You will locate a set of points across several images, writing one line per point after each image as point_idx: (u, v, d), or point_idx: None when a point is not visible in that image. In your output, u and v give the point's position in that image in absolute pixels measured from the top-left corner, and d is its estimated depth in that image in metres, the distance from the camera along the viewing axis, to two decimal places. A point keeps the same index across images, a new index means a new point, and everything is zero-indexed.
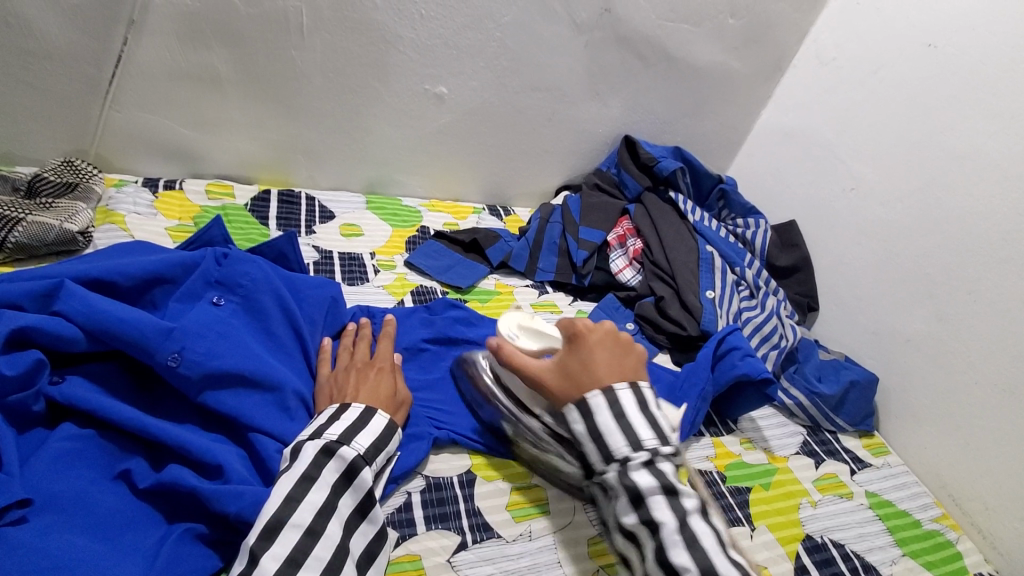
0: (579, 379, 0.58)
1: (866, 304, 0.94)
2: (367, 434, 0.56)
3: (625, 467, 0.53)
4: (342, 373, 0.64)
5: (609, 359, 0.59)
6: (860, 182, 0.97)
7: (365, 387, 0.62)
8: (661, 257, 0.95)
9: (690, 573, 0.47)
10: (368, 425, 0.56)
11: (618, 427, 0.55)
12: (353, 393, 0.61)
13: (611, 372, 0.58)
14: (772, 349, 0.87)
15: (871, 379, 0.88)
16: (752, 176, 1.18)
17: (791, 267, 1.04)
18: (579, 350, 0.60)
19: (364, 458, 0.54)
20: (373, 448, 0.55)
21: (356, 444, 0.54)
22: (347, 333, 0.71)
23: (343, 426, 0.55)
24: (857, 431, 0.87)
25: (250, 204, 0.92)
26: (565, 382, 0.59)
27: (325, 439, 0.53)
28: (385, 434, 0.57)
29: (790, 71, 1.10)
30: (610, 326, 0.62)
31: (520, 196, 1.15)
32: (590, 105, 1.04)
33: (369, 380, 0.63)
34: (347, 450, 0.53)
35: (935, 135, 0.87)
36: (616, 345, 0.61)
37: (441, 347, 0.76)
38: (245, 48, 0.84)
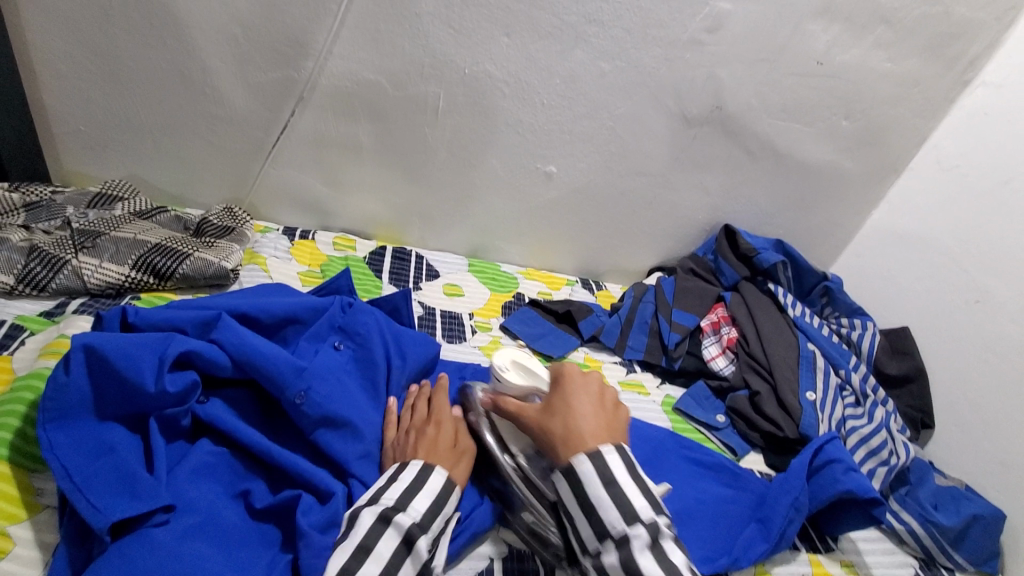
0: (568, 434, 0.58)
1: (994, 432, 0.84)
2: (423, 498, 0.55)
3: (622, 550, 0.51)
4: (403, 432, 0.64)
5: (595, 410, 0.61)
6: (987, 295, 0.89)
7: (422, 446, 0.62)
8: (758, 350, 0.92)
9: None
10: (424, 487, 0.56)
11: (611, 500, 0.54)
12: (410, 452, 0.61)
13: (592, 417, 0.60)
14: (880, 465, 0.80)
15: (997, 516, 0.77)
16: (860, 276, 1.13)
17: (902, 377, 0.96)
18: (564, 400, 0.61)
19: (421, 523, 0.54)
20: (429, 512, 0.55)
21: (411, 510, 0.54)
22: (408, 393, 0.70)
23: (400, 490, 0.56)
24: (978, 573, 0.75)
25: (368, 257, 1.01)
26: (550, 429, 0.60)
27: (381, 507, 0.53)
28: (441, 495, 0.57)
29: (906, 174, 1.07)
30: (599, 378, 0.65)
31: (614, 272, 1.18)
32: (692, 193, 1.07)
33: (426, 438, 0.63)
34: (402, 517, 0.52)
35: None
36: (601, 397, 0.63)
37: None
38: (386, 124, 0.96)
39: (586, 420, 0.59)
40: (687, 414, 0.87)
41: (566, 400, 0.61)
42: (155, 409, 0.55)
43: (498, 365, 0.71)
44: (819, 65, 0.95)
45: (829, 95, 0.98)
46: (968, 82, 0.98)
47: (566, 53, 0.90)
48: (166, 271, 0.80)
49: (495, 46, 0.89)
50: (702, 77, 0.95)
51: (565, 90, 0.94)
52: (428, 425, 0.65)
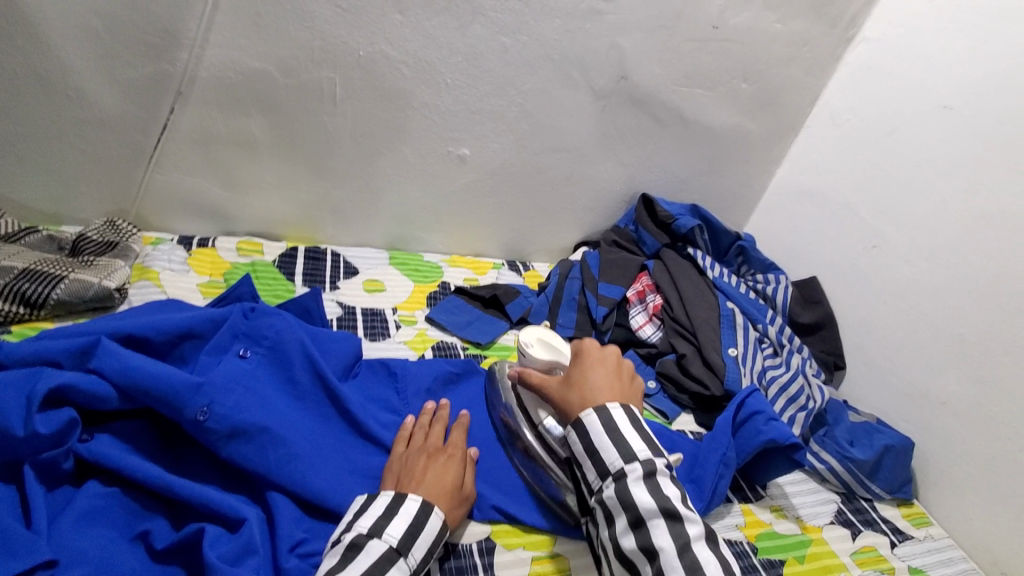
0: (583, 394, 0.64)
1: (896, 365, 0.90)
2: (399, 520, 0.53)
3: (638, 530, 0.53)
4: (412, 454, 0.62)
5: (609, 380, 0.65)
6: (881, 239, 0.96)
7: (428, 472, 0.59)
8: (681, 313, 0.95)
9: None
10: (400, 510, 0.54)
11: (613, 444, 0.58)
12: (414, 476, 0.58)
13: (608, 388, 0.64)
14: (800, 410, 0.84)
15: (906, 444, 0.82)
16: (770, 232, 1.18)
17: (814, 324, 1.02)
18: (581, 368, 0.66)
19: (398, 548, 0.51)
20: (408, 536, 0.52)
21: (386, 535, 0.51)
22: (425, 411, 0.68)
23: (373, 517, 0.53)
24: (894, 499, 0.81)
25: (278, 260, 0.95)
26: (567, 391, 0.65)
27: (354, 533, 0.51)
28: (419, 515, 0.54)
29: (803, 131, 1.12)
30: (617, 352, 0.69)
31: (539, 251, 1.17)
32: (607, 165, 1.08)
33: (435, 465, 0.60)
34: (376, 543, 0.50)
35: (970, 196, 0.84)
36: (617, 368, 0.67)
37: (447, 387, 0.76)
38: (281, 115, 0.89)
39: (601, 387, 0.64)
40: None
41: (583, 372, 0.65)
42: (28, 455, 0.49)
43: (524, 343, 0.74)
44: (714, 29, 0.97)
45: (726, 59, 1.00)
46: (851, 39, 1.03)
47: (465, 29, 0.87)
48: (38, 299, 0.71)
49: (389, 24, 0.85)
50: (604, 48, 0.94)
51: (468, 68, 0.91)
52: (441, 452, 0.62)
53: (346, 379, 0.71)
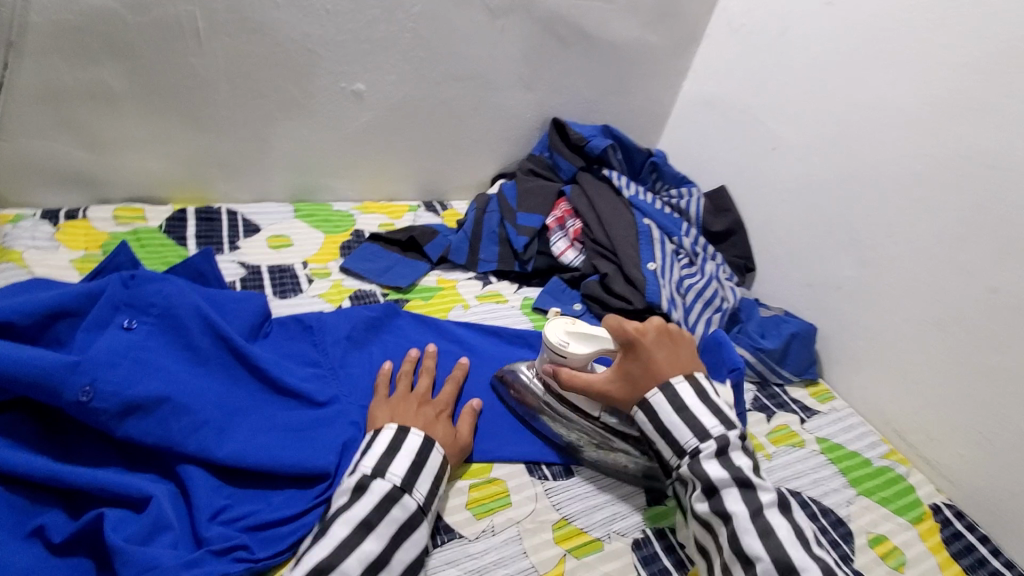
0: (643, 380, 0.60)
1: (798, 260, 0.96)
2: (402, 459, 0.54)
3: (693, 457, 0.56)
4: (403, 400, 0.62)
5: (666, 357, 0.61)
6: (780, 141, 0.99)
7: (420, 416, 0.60)
8: (601, 235, 0.95)
9: (763, 561, 0.49)
10: (402, 448, 0.55)
11: (682, 418, 0.57)
12: (410, 417, 0.60)
13: (670, 367, 0.60)
14: (715, 312, 0.89)
15: (809, 329, 0.87)
16: (680, 147, 1.20)
17: (726, 232, 1.05)
18: (635, 353, 0.61)
19: (401, 486, 0.52)
20: (412, 472, 0.54)
21: (390, 474, 0.52)
22: (410, 359, 0.69)
23: (376, 456, 0.54)
24: (802, 381, 0.88)
25: (164, 225, 0.86)
26: (625, 383, 0.61)
27: (359, 474, 0.52)
28: (422, 451, 0.56)
29: (705, 41, 1.12)
30: (661, 323, 0.63)
31: (456, 188, 1.12)
32: (514, 90, 1.04)
33: (426, 412, 0.61)
34: (381, 483, 0.51)
35: (854, 89, 0.88)
36: (668, 340, 0.62)
37: (367, 333, 0.73)
38: (139, 60, 0.78)
39: (667, 369, 0.60)
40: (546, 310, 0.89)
41: (641, 360, 0.61)
42: None
43: (557, 341, 0.66)
44: None
45: None
46: None
47: None
48: None
49: None
50: None
51: None
52: (432, 403, 0.63)
53: (255, 341, 0.67)
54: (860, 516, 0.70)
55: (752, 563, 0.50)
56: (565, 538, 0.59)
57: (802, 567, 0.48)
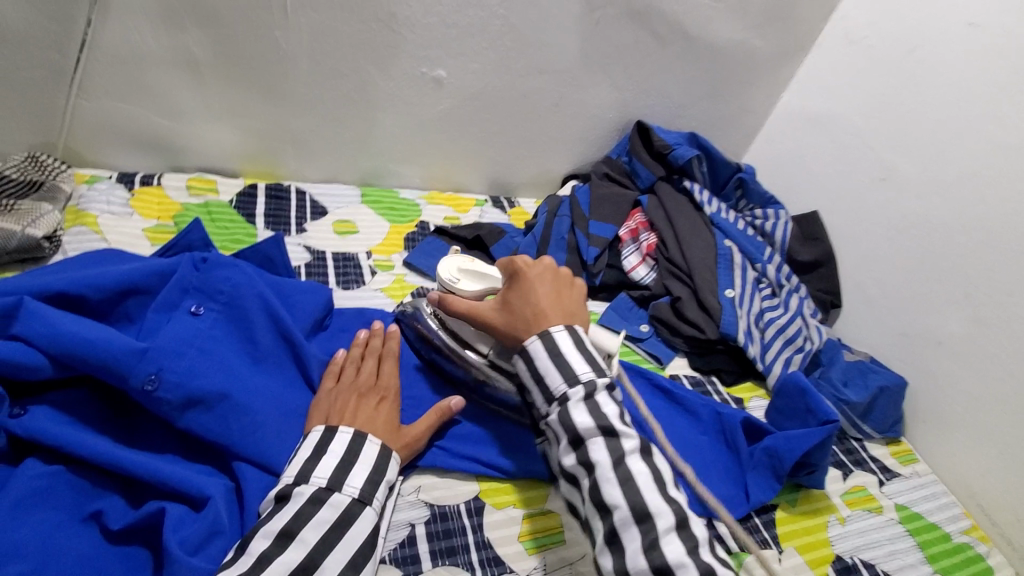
0: (525, 316, 0.58)
1: (893, 304, 0.87)
2: (328, 460, 0.50)
3: (563, 406, 0.53)
4: (343, 391, 0.57)
5: (550, 295, 0.59)
6: (889, 171, 0.89)
7: (355, 414, 0.55)
8: (677, 254, 0.89)
9: (620, 509, 0.47)
10: (328, 450, 0.51)
11: (555, 364, 0.54)
12: (343, 417, 0.54)
13: (552, 305, 0.58)
14: (796, 352, 0.82)
15: (901, 384, 0.80)
16: (770, 162, 1.11)
17: (813, 262, 0.96)
18: (520, 289, 0.60)
19: (328, 487, 0.48)
20: (340, 470, 0.49)
21: (314, 477, 0.49)
22: (357, 342, 0.63)
23: (300, 462, 0.50)
24: (884, 438, 0.81)
25: (235, 200, 0.85)
26: (509, 318, 0.59)
27: (279, 484, 0.48)
28: (352, 443, 0.52)
29: (814, 50, 1.02)
30: (550, 263, 0.62)
31: (525, 185, 1.08)
32: (600, 88, 0.98)
33: (366, 407, 0.56)
34: (303, 488, 0.48)
35: (991, 122, 0.78)
36: (556, 280, 0.61)
37: None
38: (224, 30, 0.77)
39: (546, 305, 0.58)
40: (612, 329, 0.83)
41: (523, 293, 0.59)
42: None
43: (448, 277, 0.71)
44: None
45: None
46: None
47: None
48: None
49: None
50: None
51: None
52: (372, 391, 0.58)
53: (315, 336, 0.65)
54: None
55: (609, 511, 0.48)
56: None
57: (655, 513, 0.47)
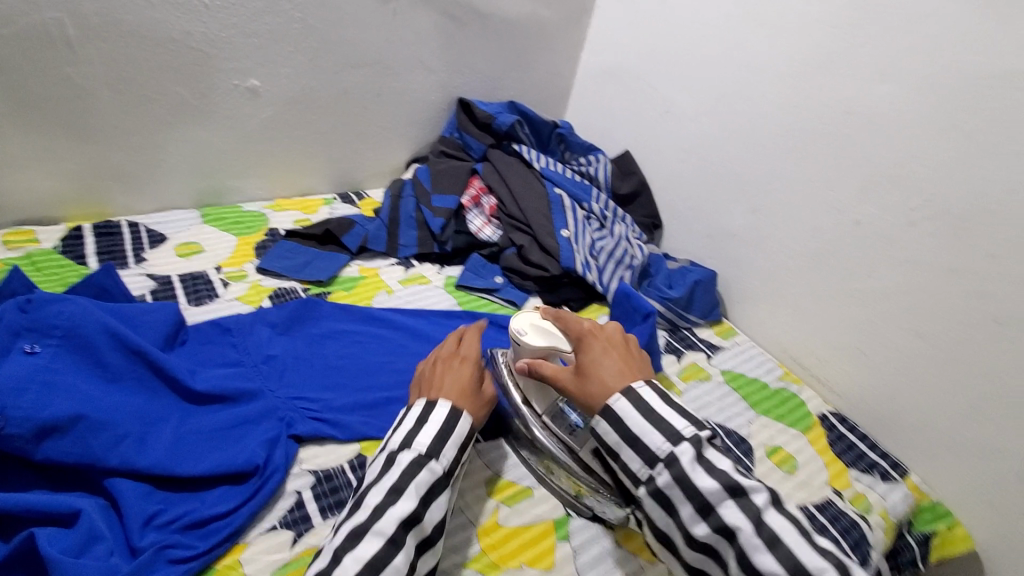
0: (599, 380, 0.58)
1: (696, 212, 1.04)
2: (429, 429, 0.56)
3: (732, 544, 0.49)
4: (433, 366, 0.64)
5: (621, 363, 0.59)
6: (671, 104, 1.05)
7: (448, 378, 0.62)
8: (514, 208, 0.99)
9: None
10: (429, 420, 0.57)
11: (684, 492, 0.51)
12: (434, 387, 0.61)
13: (624, 370, 0.58)
14: (626, 270, 0.96)
15: (711, 275, 0.96)
16: (585, 116, 1.24)
17: (633, 193, 1.11)
18: (595, 355, 0.60)
19: (426, 453, 0.54)
20: (436, 440, 0.55)
21: (416, 444, 0.55)
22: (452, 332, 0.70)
23: (404, 431, 0.56)
24: (708, 322, 0.97)
25: (60, 245, 0.82)
26: (585, 385, 0.58)
27: (388, 450, 0.55)
28: (449, 421, 0.57)
29: (597, 12, 1.16)
30: (619, 330, 0.63)
31: (370, 177, 1.13)
32: (415, 74, 1.05)
33: (457, 372, 0.63)
34: (406, 454, 0.54)
35: (727, 49, 0.95)
36: (622, 347, 0.62)
37: (288, 328, 0.76)
38: (6, 74, 0.74)
39: (621, 373, 0.58)
40: (468, 287, 0.92)
41: (595, 358, 0.59)
42: None
43: (516, 329, 0.67)
44: None
45: None
46: None
47: None
48: None
49: None
50: None
51: None
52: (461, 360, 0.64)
53: (171, 350, 0.67)
54: (759, 433, 0.80)
55: None
56: (497, 490, 0.64)
57: None
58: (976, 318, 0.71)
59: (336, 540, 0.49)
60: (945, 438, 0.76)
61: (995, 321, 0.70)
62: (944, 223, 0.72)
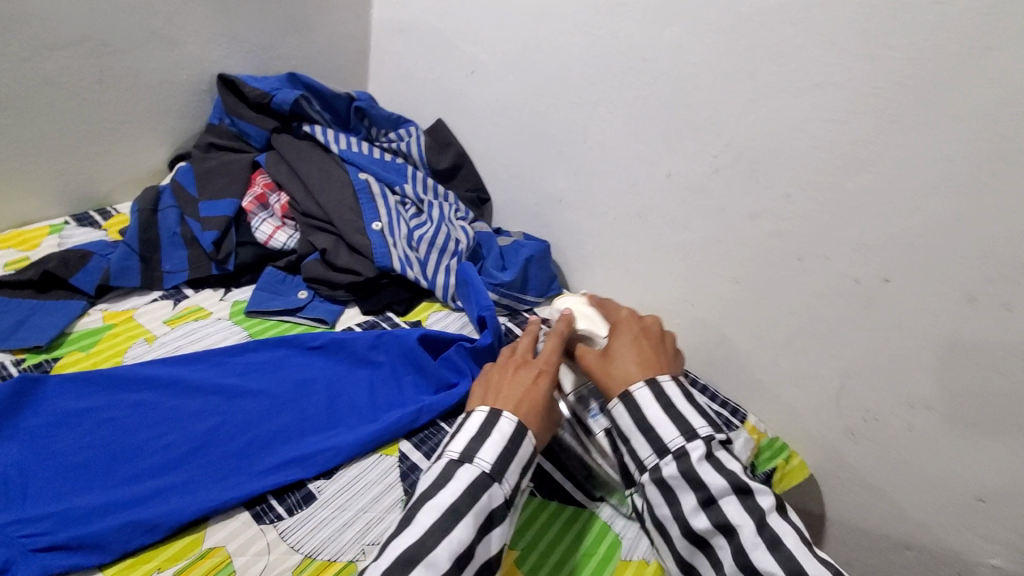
0: (623, 365, 0.61)
1: (519, 180, 0.96)
2: (492, 444, 0.52)
3: (731, 543, 0.50)
4: (502, 366, 0.61)
5: (647, 354, 0.62)
6: (476, 63, 0.94)
7: (516, 386, 0.58)
8: (312, 205, 0.83)
9: None
10: (493, 433, 0.53)
11: (691, 484, 0.52)
12: (500, 390, 0.57)
13: (649, 362, 0.60)
14: (452, 258, 0.84)
15: (543, 248, 0.89)
16: (388, 83, 1.09)
17: (453, 166, 1.00)
18: (620, 344, 0.63)
19: (491, 474, 0.50)
20: (502, 460, 0.51)
21: (479, 459, 0.51)
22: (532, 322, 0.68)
23: (466, 440, 0.53)
24: (549, 298, 0.90)
25: None
26: (606, 371, 0.61)
27: (450, 456, 0.52)
28: (515, 440, 0.53)
29: None
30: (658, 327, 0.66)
31: (119, 187, 0.88)
32: (150, 49, 0.82)
33: (523, 375, 0.59)
34: (469, 470, 0.50)
35: None
36: (653, 342, 0.63)
37: (2, 423, 0.56)
38: None
39: (645, 362, 0.60)
40: (263, 311, 0.76)
41: (622, 346, 0.62)
42: None
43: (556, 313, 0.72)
44: None
45: None
46: None
47: None
48: None
49: None
50: None
51: None
52: (527, 365, 0.60)
53: None
54: None
55: None
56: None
57: None
58: (783, 259, 0.71)
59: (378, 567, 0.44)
60: (770, 374, 0.78)
61: (794, 258, 0.70)
62: (741, 167, 0.71)
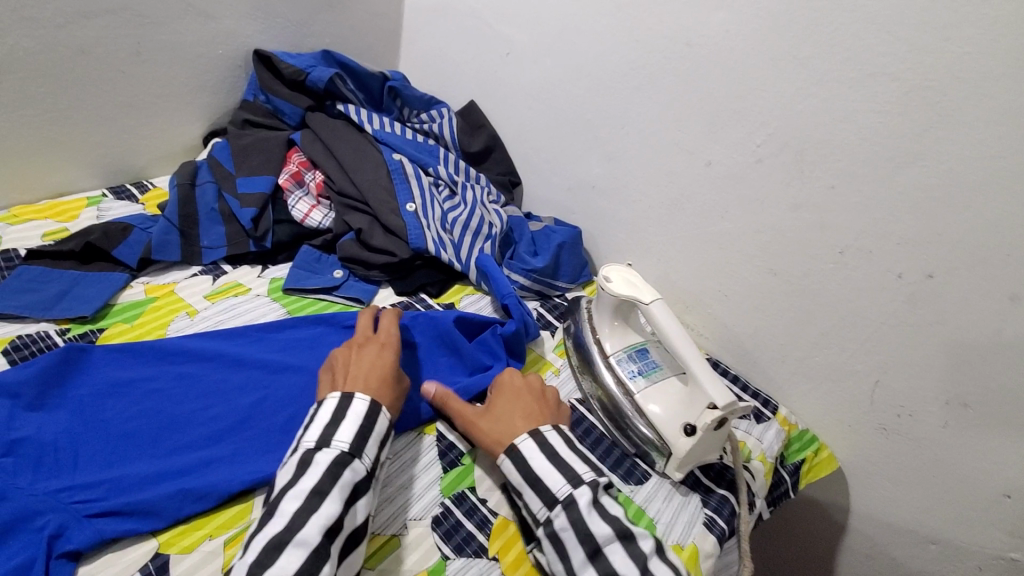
0: (509, 421, 0.61)
1: (552, 165, 0.95)
2: (348, 425, 0.53)
3: None
4: (342, 354, 0.62)
5: (531, 409, 0.63)
6: (512, 45, 0.93)
7: (362, 364, 0.60)
8: (346, 184, 0.83)
9: None
10: (348, 415, 0.53)
11: (578, 535, 0.52)
12: (349, 373, 0.59)
13: (527, 421, 0.61)
14: (485, 241, 0.84)
15: (574, 234, 0.89)
16: (420, 63, 1.08)
17: (486, 149, 0.99)
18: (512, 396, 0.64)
19: (350, 451, 0.51)
20: (359, 437, 0.52)
21: (336, 440, 0.51)
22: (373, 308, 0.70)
23: (321, 427, 0.53)
24: (580, 283, 0.90)
25: None
26: (492, 426, 0.61)
27: (304, 448, 0.51)
28: (369, 418, 0.54)
29: None
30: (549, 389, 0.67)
31: (155, 161, 0.89)
32: (186, 23, 0.82)
33: (369, 356, 0.61)
34: (324, 454, 0.50)
35: None
36: (537, 397, 0.65)
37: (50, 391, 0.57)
38: None
39: (524, 423, 0.61)
40: (300, 289, 0.76)
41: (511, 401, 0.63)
42: None
43: (602, 276, 0.72)
44: None
45: None
46: None
47: None
48: None
49: None
50: None
51: None
52: (371, 341, 0.64)
53: None
54: None
55: None
56: None
57: None
58: (822, 251, 0.71)
59: (249, 555, 0.44)
60: (801, 367, 0.78)
61: (836, 251, 0.70)
62: (787, 157, 0.70)
